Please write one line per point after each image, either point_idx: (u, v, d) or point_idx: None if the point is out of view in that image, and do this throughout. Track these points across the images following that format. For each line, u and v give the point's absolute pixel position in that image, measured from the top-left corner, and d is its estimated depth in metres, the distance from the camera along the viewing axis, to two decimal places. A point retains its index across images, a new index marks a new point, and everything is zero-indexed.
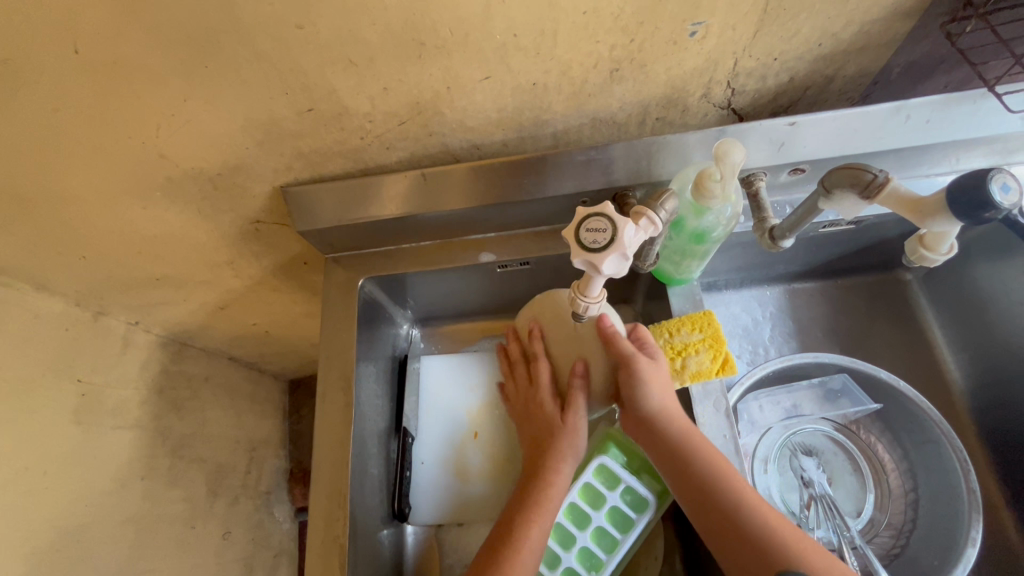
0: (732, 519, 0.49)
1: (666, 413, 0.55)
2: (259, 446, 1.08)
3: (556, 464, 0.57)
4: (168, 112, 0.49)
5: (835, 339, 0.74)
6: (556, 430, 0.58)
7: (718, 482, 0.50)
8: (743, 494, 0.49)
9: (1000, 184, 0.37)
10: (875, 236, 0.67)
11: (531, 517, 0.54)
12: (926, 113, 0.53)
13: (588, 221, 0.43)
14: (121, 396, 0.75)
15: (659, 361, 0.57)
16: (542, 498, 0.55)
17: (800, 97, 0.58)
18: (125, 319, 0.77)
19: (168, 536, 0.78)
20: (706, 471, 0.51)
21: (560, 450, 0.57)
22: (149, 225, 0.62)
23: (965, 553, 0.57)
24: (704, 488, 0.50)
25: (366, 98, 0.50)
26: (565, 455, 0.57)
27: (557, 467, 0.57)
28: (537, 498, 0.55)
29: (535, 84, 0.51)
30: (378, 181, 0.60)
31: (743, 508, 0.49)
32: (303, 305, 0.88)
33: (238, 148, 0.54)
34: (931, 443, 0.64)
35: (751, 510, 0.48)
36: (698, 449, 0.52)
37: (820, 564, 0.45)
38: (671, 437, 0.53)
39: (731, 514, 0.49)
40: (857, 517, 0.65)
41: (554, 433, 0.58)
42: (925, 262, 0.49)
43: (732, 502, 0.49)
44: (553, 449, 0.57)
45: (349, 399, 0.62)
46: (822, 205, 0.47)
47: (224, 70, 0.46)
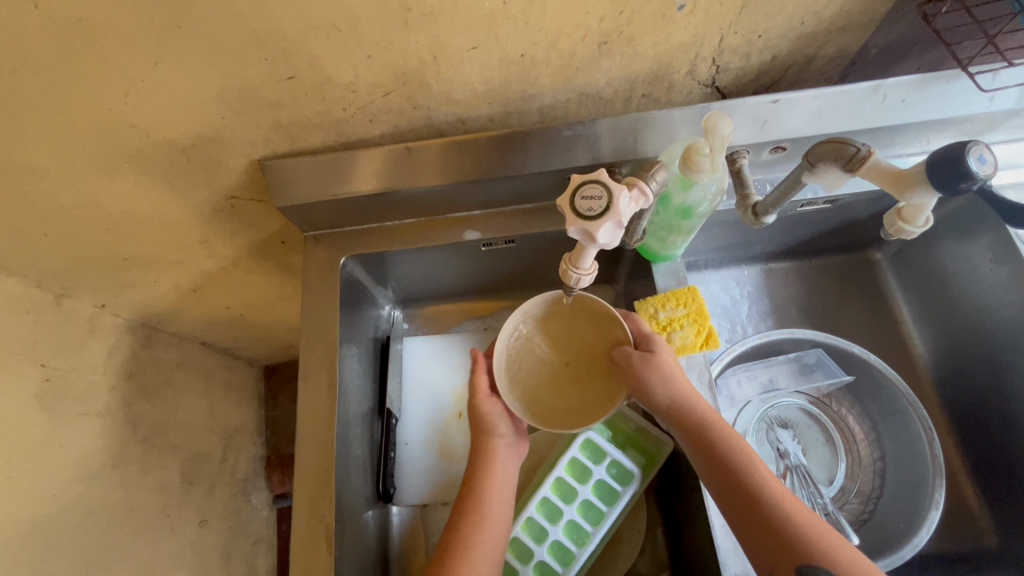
0: (737, 473, 0.49)
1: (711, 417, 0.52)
2: (234, 433, 1.06)
3: (484, 446, 0.57)
4: (137, 77, 0.46)
5: (808, 316, 0.76)
6: (479, 423, 0.58)
7: (792, 524, 0.45)
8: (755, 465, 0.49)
9: (977, 156, 0.39)
10: (849, 215, 0.70)
11: (480, 504, 0.54)
12: (902, 93, 0.55)
13: (582, 189, 0.43)
14: (88, 381, 0.71)
15: (661, 352, 0.54)
16: (487, 488, 0.55)
17: (783, 76, 0.59)
18: (91, 302, 0.73)
19: (141, 525, 0.76)
20: (711, 426, 0.51)
21: (485, 432, 0.58)
22: (116, 200, 0.59)
23: (930, 516, 0.61)
24: (726, 461, 0.49)
25: (350, 66, 0.49)
26: (491, 434, 0.58)
27: (488, 448, 0.57)
28: (479, 481, 0.55)
29: (523, 55, 0.51)
30: (359, 156, 0.58)
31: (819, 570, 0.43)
32: (279, 287, 0.86)
33: (213, 118, 0.52)
34: (899, 413, 0.67)
35: (755, 468, 0.49)
36: (763, 480, 0.48)
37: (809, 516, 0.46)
38: (695, 412, 0.52)
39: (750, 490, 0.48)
40: (829, 485, 0.67)
41: (477, 422, 0.58)
42: (903, 234, 0.51)
43: (808, 559, 0.44)
44: (482, 438, 0.58)
45: (332, 379, 0.61)
46: (805, 178, 0.48)
47: (199, 33, 0.44)
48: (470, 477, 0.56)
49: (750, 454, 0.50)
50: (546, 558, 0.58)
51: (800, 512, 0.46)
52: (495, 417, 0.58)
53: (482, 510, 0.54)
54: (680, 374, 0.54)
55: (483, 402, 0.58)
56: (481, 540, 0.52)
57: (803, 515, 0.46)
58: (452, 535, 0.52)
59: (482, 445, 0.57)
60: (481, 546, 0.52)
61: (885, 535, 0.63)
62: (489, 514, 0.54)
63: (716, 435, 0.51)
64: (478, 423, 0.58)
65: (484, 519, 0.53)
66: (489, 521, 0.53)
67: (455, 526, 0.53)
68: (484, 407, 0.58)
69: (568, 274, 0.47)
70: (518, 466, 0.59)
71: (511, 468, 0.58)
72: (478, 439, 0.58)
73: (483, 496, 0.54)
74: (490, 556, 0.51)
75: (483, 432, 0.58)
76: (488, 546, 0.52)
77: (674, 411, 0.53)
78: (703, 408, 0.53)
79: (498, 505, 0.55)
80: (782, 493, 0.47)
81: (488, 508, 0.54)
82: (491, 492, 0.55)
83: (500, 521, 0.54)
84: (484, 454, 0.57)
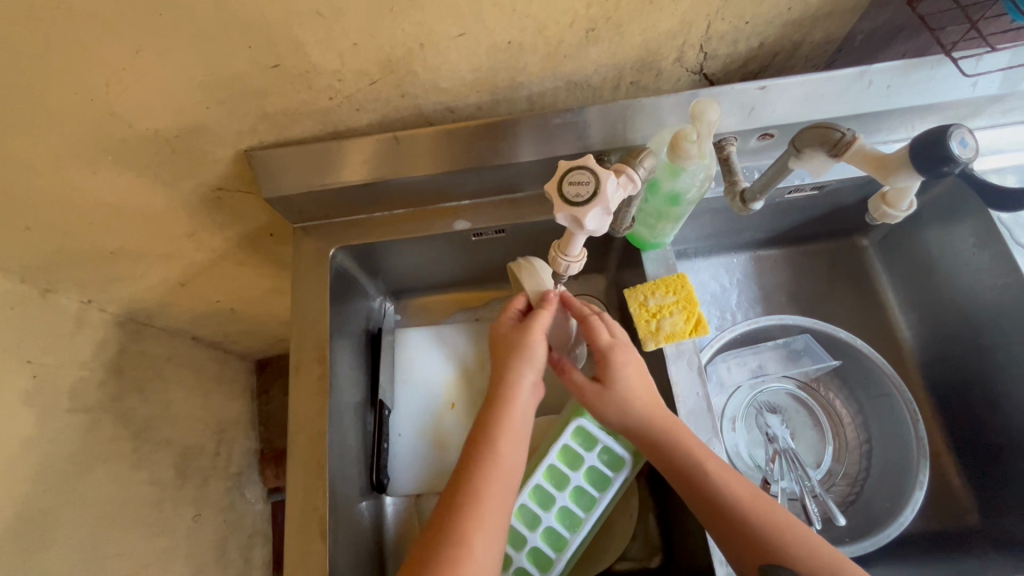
0: (693, 481, 0.50)
1: (664, 424, 0.53)
2: (227, 427, 1.05)
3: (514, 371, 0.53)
4: (119, 66, 0.45)
5: (796, 303, 0.77)
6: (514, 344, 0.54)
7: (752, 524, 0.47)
8: (713, 469, 0.50)
9: (959, 139, 0.39)
10: (836, 202, 0.70)
11: (496, 441, 0.50)
12: (887, 78, 0.55)
13: (570, 175, 0.43)
14: (76, 376, 0.71)
15: (616, 377, 0.54)
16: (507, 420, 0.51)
17: (770, 63, 0.59)
18: (76, 297, 0.72)
19: (134, 521, 0.76)
20: (664, 437, 0.52)
21: (517, 356, 0.53)
22: (101, 192, 0.58)
23: (914, 496, 0.62)
24: (682, 471, 0.51)
25: (335, 53, 0.48)
26: (525, 361, 0.53)
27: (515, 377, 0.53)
28: (503, 411, 0.51)
29: (511, 43, 0.50)
30: (347, 145, 0.58)
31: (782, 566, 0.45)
32: (269, 280, 0.85)
33: (197, 107, 0.51)
34: (884, 397, 0.68)
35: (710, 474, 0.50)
36: (723, 485, 0.50)
37: (767, 511, 0.48)
38: (652, 424, 0.53)
39: (707, 495, 0.50)
40: (817, 468, 0.68)
41: (513, 346, 0.54)
42: (887, 218, 0.52)
43: (771, 555, 0.46)
44: (512, 361, 0.53)
45: (323, 370, 0.61)
46: (792, 164, 0.48)
47: (180, 19, 0.43)
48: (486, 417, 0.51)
49: (705, 457, 0.51)
50: (539, 544, 0.59)
51: (767, 517, 0.48)
52: (533, 348, 0.54)
53: (497, 445, 0.50)
54: (640, 389, 0.54)
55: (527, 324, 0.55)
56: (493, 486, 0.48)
57: (765, 512, 0.48)
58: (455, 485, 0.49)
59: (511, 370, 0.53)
60: (491, 487, 0.48)
61: (872, 515, 0.65)
62: (505, 454, 0.50)
63: (682, 449, 0.51)
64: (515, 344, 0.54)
65: (498, 466, 0.49)
66: (504, 462, 0.49)
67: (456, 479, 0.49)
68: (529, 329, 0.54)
69: (557, 262, 0.48)
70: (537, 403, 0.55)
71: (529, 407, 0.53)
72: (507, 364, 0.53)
73: (502, 432, 0.50)
74: (501, 502, 0.48)
75: (516, 356, 0.53)
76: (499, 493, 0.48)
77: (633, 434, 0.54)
78: (661, 416, 0.53)
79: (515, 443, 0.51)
80: (749, 500, 0.49)
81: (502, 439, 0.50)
82: (511, 428, 0.51)
83: (511, 467, 0.50)
84: (509, 388, 0.52)
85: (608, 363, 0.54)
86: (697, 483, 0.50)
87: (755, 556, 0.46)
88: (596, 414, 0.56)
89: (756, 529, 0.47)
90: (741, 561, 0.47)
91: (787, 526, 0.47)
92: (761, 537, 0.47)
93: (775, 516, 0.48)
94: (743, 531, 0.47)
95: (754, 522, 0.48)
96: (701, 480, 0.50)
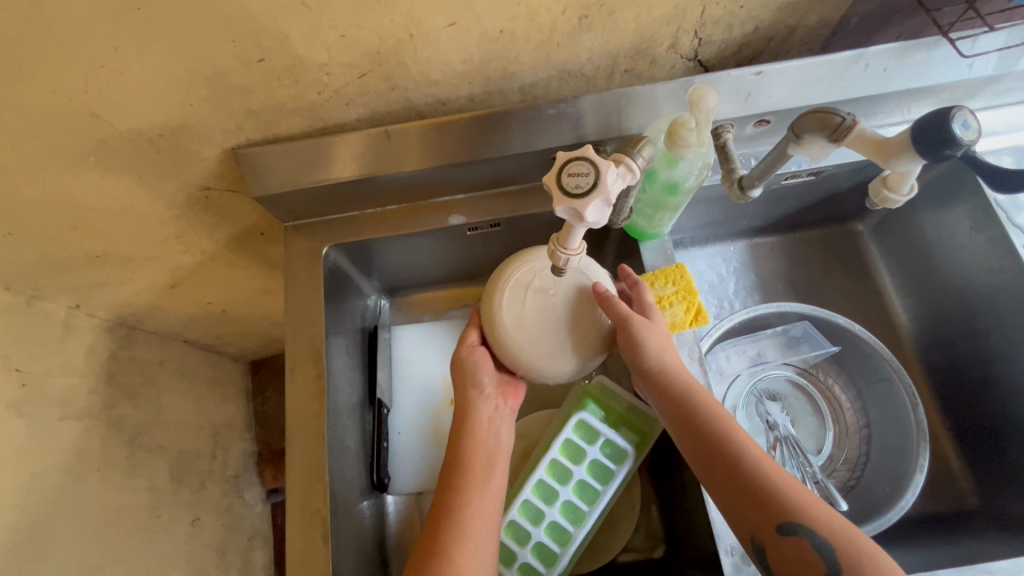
0: (710, 438, 0.50)
1: (684, 379, 0.53)
2: (223, 430, 1.04)
3: (466, 396, 0.56)
4: (97, 64, 0.44)
5: (794, 290, 0.77)
6: (460, 373, 0.57)
7: (770, 484, 0.46)
8: (730, 428, 0.50)
9: (962, 121, 0.39)
10: (831, 187, 0.70)
11: (463, 462, 0.53)
12: (883, 61, 0.55)
13: (569, 166, 0.42)
14: (67, 384, 0.69)
15: (658, 323, 0.56)
16: (472, 444, 0.54)
17: (765, 48, 0.58)
18: (64, 303, 0.71)
19: (131, 528, 0.75)
20: (682, 392, 0.52)
21: (465, 384, 0.56)
22: (83, 196, 0.56)
23: (914, 481, 0.62)
24: (698, 427, 0.50)
25: (322, 47, 0.47)
26: (471, 386, 0.56)
27: (467, 402, 0.56)
28: (463, 436, 0.54)
29: (502, 32, 0.49)
30: (338, 142, 0.57)
31: (801, 527, 0.44)
32: (261, 280, 0.84)
33: (181, 106, 0.49)
34: (883, 380, 0.68)
35: (727, 431, 0.50)
36: (741, 444, 0.49)
37: (784, 474, 0.47)
38: (675, 380, 0.53)
39: (724, 452, 0.49)
40: (817, 454, 0.69)
41: (459, 376, 0.57)
42: (888, 203, 0.51)
43: (789, 515, 0.45)
44: (465, 387, 0.56)
45: (319, 371, 0.60)
46: (792, 150, 0.47)
47: (159, 13, 0.41)
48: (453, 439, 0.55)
49: (723, 415, 0.51)
50: (543, 539, 0.58)
51: (780, 474, 0.47)
52: (480, 377, 0.56)
53: (464, 465, 0.53)
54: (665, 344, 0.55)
55: (468, 352, 0.57)
56: (471, 502, 0.51)
57: (782, 475, 0.47)
58: (445, 488, 0.52)
59: (461, 399, 0.56)
60: (469, 504, 0.51)
61: (873, 500, 0.65)
62: (475, 474, 0.52)
63: (693, 407, 0.51)
64: (462, 374, 0.57)
65: (471, 485, 0.52)
66: (476, 481, 0.52)
67: (444, 490, 0.52)
68: (470, 359, 0.57)
69: (557, 255, 0.46)
70: (503, 415, 0.57)
71: (492, 419, 0.56)
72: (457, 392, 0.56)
73: (465, 455, 0.53)
74: (485, 515, 0.51)
75: (465, 383, 0.56)
76: (476, 507, 0.51)
77: (661, 382, 0.53)
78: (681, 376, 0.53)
79: (484, 463, 0.53)
80: (763, 456, 0.48)
81: (466, 458, 0.53)
82: (474, 451, 0.54)
83: (486, 479, 0.53)
84: (464, 412, 0.55)
85: (650, 311, 0.56)
86: (714, 439, 0.49)
87: (772, 517, 0.45)
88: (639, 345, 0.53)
89: (775, 489, 0.46)
90: (757, 523, 0.46)
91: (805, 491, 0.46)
92: (780, 496, 0.46)
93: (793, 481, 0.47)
94: (760, 489, 0.46)
95: (773, 481, 0.46)
96: (718, 437, 0.49)
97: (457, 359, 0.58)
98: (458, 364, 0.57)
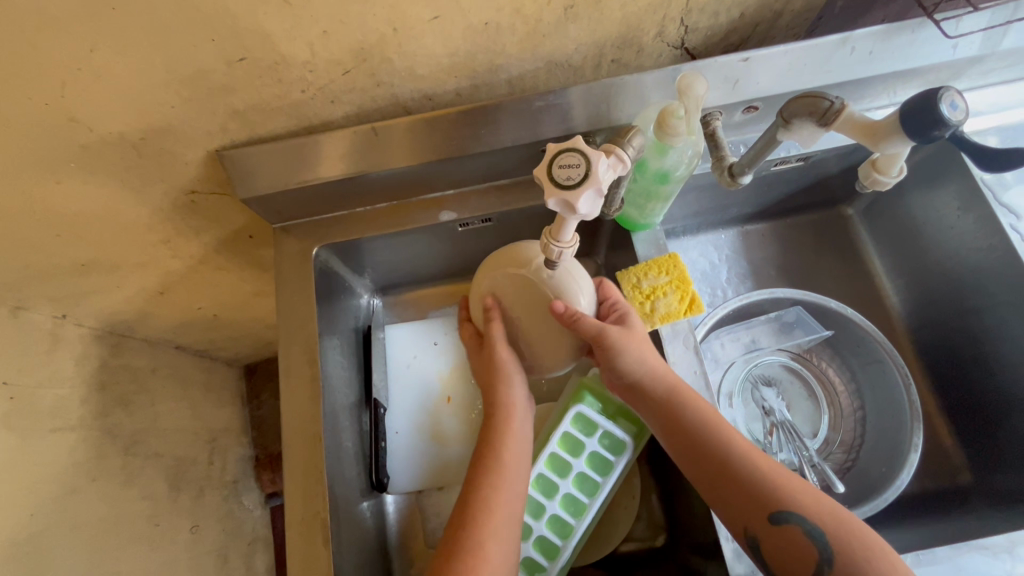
0: (696, 435, 0.51)
1: (669, 379, 0.54)
2: (219, 436, 1.03)
3: (501, 391, 0.54)
4: (74, 66, 0.43)
5: (786, 276, 0.77)
6: (492, 368, 0.55)
7: (757, 475, 0.48)
8: (716, 424, 0.51)
9: (949, 102, 0.39)
10: (821, 172, 0.70)
11: (497, 461, 0.52)
12: (869, 45, 0.55)
13: (559, 157, 0.41)
14: (58, 395, 0.68)
15: (634, 332, 0.55)
16: (506, 442, 0.53)
17: (751, 34, 0.58)
18: (50, 312, 0.70)
19: (130, 538, 0.74)
20: (667, 392, 0.53)
21: (500, 380, 0.54)
22: (65, 203, 0.55)
23: (909, 458, 0.62)
24: (684, 426, 0.51)
25: (304, 43, 0.46)
26: (509, 384, 0.55)
27: (505, 398, 0.54)
28: (500, 434, 0.53)
29: (488, 23, 0.48)
30: (325, 140, 0.56)
31: (791, 516, 0.45)
32: (251, 284, 0.83)
33: (162, 107, 0.48)
34: (876, 362, 0.69)
35: (713, 427, 0.51)
36: (728, 439, 0.50)
37: (771, 464, 0.49)
38: (659, 379, 0.53)
39: (711, 449, 0.50)
40: (814, 438, 0.69)
41: (493, 371, 0.55)
42: (878, 186, 0.52)
43: (778, 505, 0.46)
44: (498, 382, 0.55)
45: (314, 372, 0.59)
46: (781, 136, 0.47)
47: (135, 12, 0.40)
48: (487, 437, 0.54)
49: (708, 411, 0.52)
50: (545, 532, 0.58)
51: (767, 465, 0.48)
52: (513, 377, 0.55)
53: (499, 463, 0.52)
54: (646, 343, 0.55)
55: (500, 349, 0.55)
56: (501, 502, 0.50)
57: (769, 466, 0.48)
58: (469, 487, 0.51)
59: (498, 396, 0.54)
60: (499, 502, 0.50)
61: (870, 481, 0.65)
62: (508, 473, 0.51)
63: (677, 406, 0.52)
64: (495, 370, 0.55)
65: (503, 483, 0.51)
66: (508, 480, 0.51)
67: (472, 490, 0.51)
68: (502, 355, 0.55)
69: (549, 248, 0.46)
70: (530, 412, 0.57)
71: (524, 418, 0.56)
72: (493, 388, 0.55)
73: (501, 453, 0.52)
74: (512, 516, 0.50)
75: (498, 379, 0.54)
76: (507, 506, 0.50)
77: (643, 387, 0.54)
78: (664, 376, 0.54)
79: (516, 462, 0.53)
80: (749, 449, 0.50)
81: (504, 455, 0.52)
82: (510, 450, 0.53)
83: (517, 476, 0.52)
84: (502, 409, 0.54)
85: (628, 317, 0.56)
86: (701, 437, 0.51)
87: (762, 509, 0.46)
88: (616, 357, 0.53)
89: (763, 481, 0.47)
90: (748, 516, 0.47)
91: (793, 480, 0.47)
92: (768, 487, 0.47)
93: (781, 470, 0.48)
94: (749, 482, 0.48)
95: (761, 474, 0.48)
96: (704, 435, 0.51)
97: (487, 354, 0.55)
98: (489, 357, 0.55)
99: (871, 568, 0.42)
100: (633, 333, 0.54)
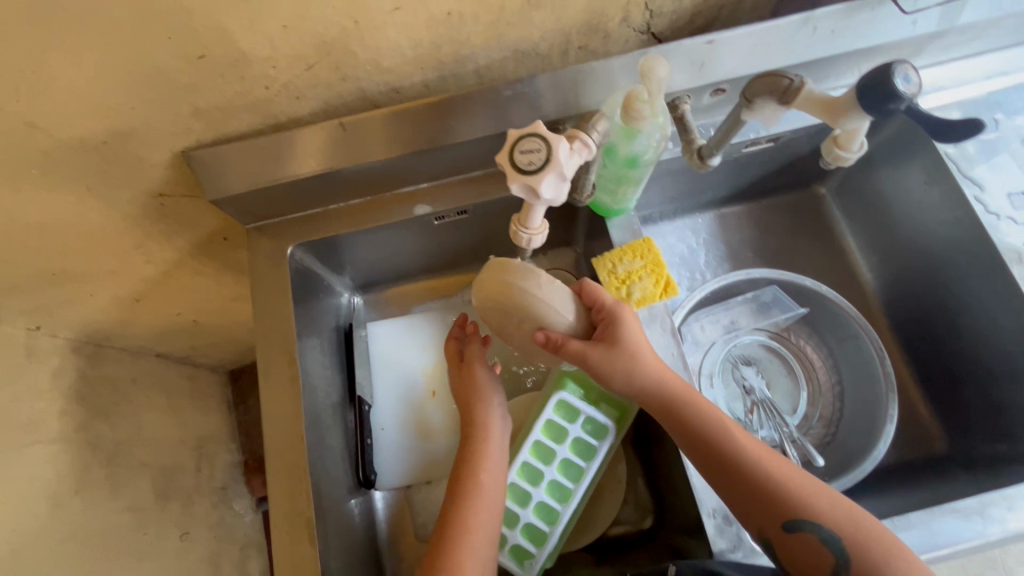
0: (710, 442, 0.51)
1: (678, 385, 0.53)
2: (205, 442, 1.02)
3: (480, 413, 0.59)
4: (27, 70, 0.42)
5: (763, 257, 0.78)
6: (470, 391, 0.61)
7: (773, 482, 0.48)
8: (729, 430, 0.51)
9: (902, 75, 0.40)
10: (792, 152, 0.71)
11: (473, 480, 0.54)
12: (831, 24, 0.56)
13: (522, 143, 0.42)
14: (35, 409, 0.67)
15: (627, 341, 0.53)
16: (484, 462, 0.56)
17: (717, 16, 0.58)
18: (23, 324, 0.68)
19: (119, 548, 0.73)
20: (678, 399, 0.52)
21: (478, 401, 0.60)
22: (29, 211, 0.54)
23: (885, 431, 0.66)
24: (697, 433, 0.51)
25: (265, 39, 0.46)
26: (488, 407, 0.60)
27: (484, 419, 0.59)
28: (477, 453, 0.56)
29: (451, 13, 0.48)
30: (293, 137, 0.55)
31: (807, 523, 0.46)
32: (229, 287, 0.82)
33: (122, 109, 0.48)
34: (852, 338, 0.71)
35: (726, 433, 0.51)
36: (741, 446, 0.50)
37: (785, 468, 0.49)
38: (664, 386, 0.53)
39: (726, 457, 0.50)
40: (794, 414, 0.70)
41: (473, 394, 0.60)
42: (840, 161, 0.52)
43: (794, 512, 0.47)
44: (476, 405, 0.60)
45: (294, 372, 0.59)
46: (745, 116, 0.48)
47: (86, 12, 0.39)
48: (464, 457, 0.57)
49: (719, 417, 0.52)
50: (531, 519, 0.59)
51: (782, 470, 0.49)
52: (489, 397, 0.60)
53: (475, 482, 0.54)
54: (644, 348, 0.54)
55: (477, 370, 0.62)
56: (477, 522, 0.52)
57: (784, 471, 0.49)
58: (450, 507, 0.53)
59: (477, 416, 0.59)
60: (475, 520, 0.52)
61: (848, 452, 0.67)
62: (484, 493, 0.54)
63: (689, 413, 0.52)
64: (473, 392, 0.60)
65: (478, 502, 0.53)
66: (483, 499, 0.53)
67: (451, 512, 0.53)
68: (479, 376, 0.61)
69: (518, 233, 0.47)
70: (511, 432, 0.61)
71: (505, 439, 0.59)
72: (472, 410, 0.60)
73: (478, 473, 0.55)
74: (486, 535, 0.51)
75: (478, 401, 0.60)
76: (483, 524, 0.52)
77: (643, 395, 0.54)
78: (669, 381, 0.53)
79: (493, 482, 0.55)
80: (762, 453, 0.50)
81: (483, 472, 0.55)
82: (488, 471, 0.55)
83: (495, 495, 0.54)
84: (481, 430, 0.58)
85: (621, 322, 0.54)
86: (715, 444, 0.50)
87: (778, 515, 0.47)
88: (605, 374, 0.53)
89: (779, 487, 0.48)
90: (765, 523, 0.48)
91: (806, 485, 0.48)
92: (784, 495, 0.47)
93: (795, 475, 0.49)
94: (764, 489, 0.48)
95: (777, 480, 0.48)
96: (719, 442, 0.50)
97: (466, 377, 0.62)
98: (469, 381, 0.61)
99: (887, 568, 0.44)
100: (625, 343, 0.53)
